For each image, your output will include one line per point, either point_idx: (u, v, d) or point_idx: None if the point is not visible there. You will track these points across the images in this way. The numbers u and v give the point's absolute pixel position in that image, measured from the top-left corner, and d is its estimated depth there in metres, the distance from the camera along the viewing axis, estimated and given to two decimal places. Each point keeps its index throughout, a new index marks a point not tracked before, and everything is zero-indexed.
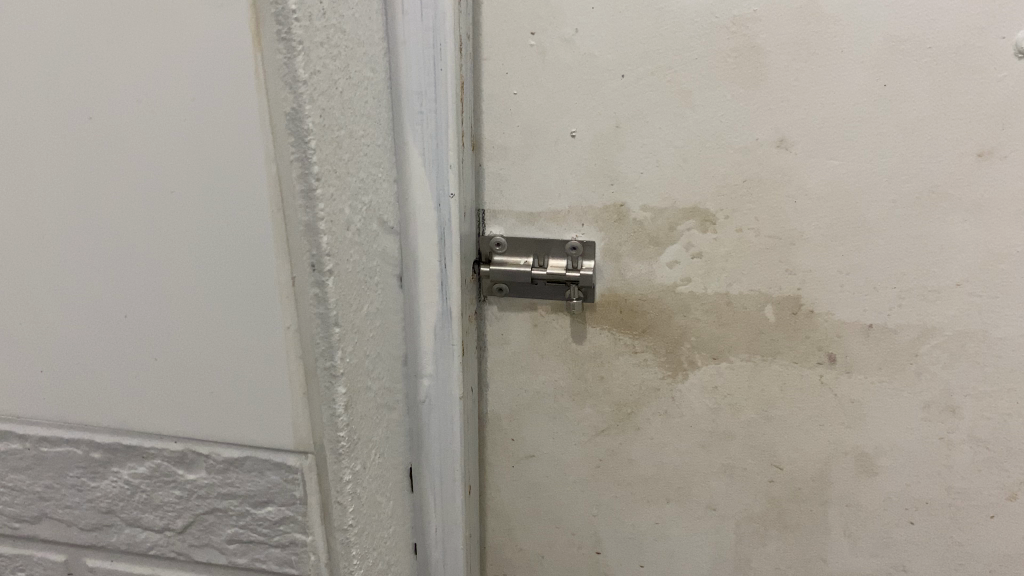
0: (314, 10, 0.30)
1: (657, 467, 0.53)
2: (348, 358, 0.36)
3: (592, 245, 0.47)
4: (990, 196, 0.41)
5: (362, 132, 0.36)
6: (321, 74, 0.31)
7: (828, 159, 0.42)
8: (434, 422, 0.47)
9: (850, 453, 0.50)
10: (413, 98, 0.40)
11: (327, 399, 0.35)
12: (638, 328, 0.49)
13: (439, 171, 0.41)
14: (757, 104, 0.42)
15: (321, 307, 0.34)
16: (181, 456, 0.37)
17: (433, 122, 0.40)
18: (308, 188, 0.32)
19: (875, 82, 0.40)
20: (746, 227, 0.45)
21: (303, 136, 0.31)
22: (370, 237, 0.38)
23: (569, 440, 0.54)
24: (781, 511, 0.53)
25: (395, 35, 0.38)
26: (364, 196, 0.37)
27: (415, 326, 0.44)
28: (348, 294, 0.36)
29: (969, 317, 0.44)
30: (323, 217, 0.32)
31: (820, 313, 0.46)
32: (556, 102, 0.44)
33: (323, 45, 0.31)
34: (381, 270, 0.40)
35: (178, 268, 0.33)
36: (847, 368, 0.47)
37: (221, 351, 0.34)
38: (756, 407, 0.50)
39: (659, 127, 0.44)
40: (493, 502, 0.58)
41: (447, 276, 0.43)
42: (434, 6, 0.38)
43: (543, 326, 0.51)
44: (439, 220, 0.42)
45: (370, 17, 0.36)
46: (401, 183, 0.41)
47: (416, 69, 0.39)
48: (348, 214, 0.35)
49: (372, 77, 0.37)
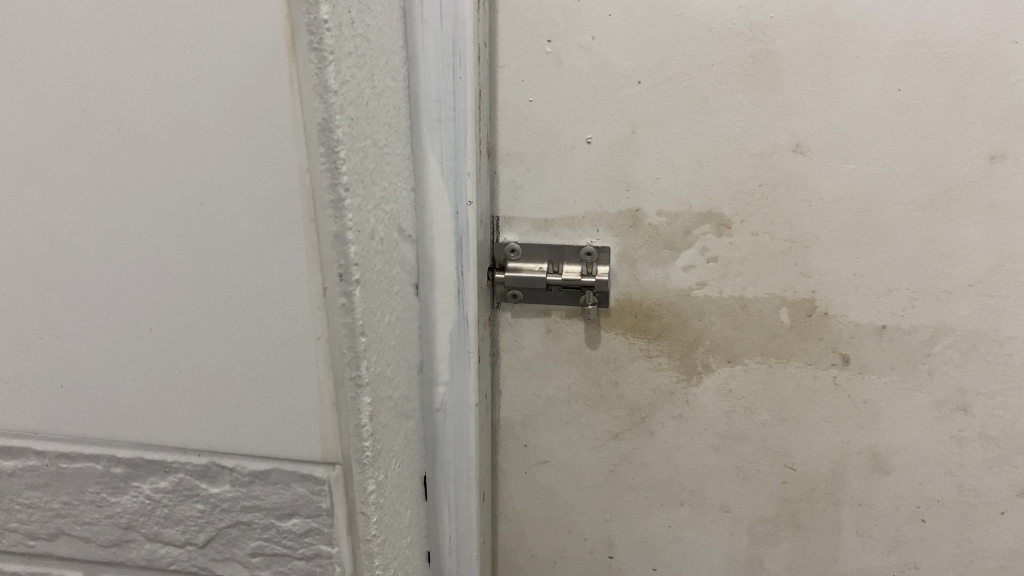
0: (344, 19, 0.30)
1: (670, 470, 0.53)
2: (373, 366, 0.36)
3: (607, 250, 0.48)
4: (1003, 198, 0.42)
5: (385, 141, 0.36)
6: (349, 84, 0.31)
7: (843, 162, 0.43)
8: (450, 431, 0.46)
9: (863, 453, 0.50)
10: (432, 105, 0.39)
11: (354, 408, 0.35)
12: (652, 333, 0.50)
13: (457, 178, 0.41)
14: (773, 109, 0.42)
15: (348, 318, 0.34)
16: (205, 470, 0.36)
17: (451, 130, 0.40)
18: (338, 199, 0.32)
19: (891, 86, 0.41)
20: (760, 231, 0.45)
21: (332, 145, 0.31)
22: (390, 247, 0.38)
23: (582, 444, 0.54)
24: (794, 511, 0.53)
25: (414, 43, 0.38)
26: (387, 205, 0.37)
27: (430, 335, 0.44)
28: (373, 303, 0.35)
29: (981, 317, 0.45)
30: (351, 227, 0.32)
31: (834, 315, 0.46)
32: (572, 109, 0.45)
33: (351, 55, 0.31)
34: (399, 279, 0.40)
35: (206, 279, 0.33)
36: (861, 370, 0.48)
37: (249, 362, 0.34)
38: (770, 409, 0.50)
39: (675, 133, 0.44)
40: (504, 507, 0.58)
41: (463, 285, 0.43)
42: (454, 13, 0.38)
43: (557, 332, 0.51)
44: (457, 227, 0.42)
45: (392, 25, 0.36)
46: (418, 190, 0.41)
47: (435, 76, 0.39)
48: (372, 223, 0.35)
49: (393, 86, 0.37)
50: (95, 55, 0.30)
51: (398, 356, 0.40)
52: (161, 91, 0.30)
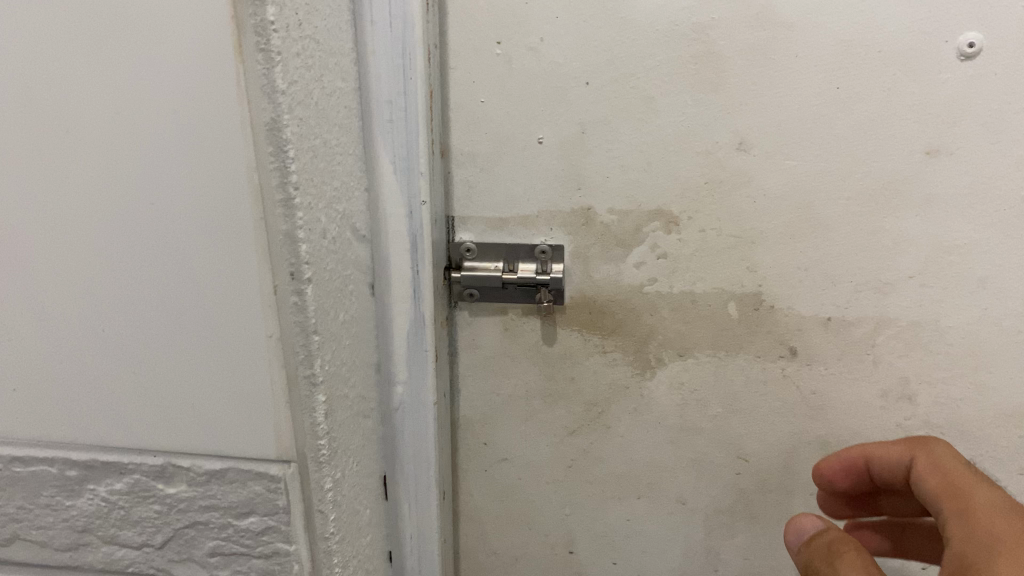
0: (291, 21, 0.30)
1: (627, 465, 0.54)
2: (327, 366, 0.36)
3: (561, 248, 0.49)
4: (938, 192, 0.43)
5: (336, 142, 0.37)
6: (297, 83, 0.31)
7: (785, 159, 0.44)
8: (409, 429, 0.47)
9: (813, 443, 0.51)
10: (383, 106, 0.40)
11: (307, 408, 0.35)
12: (606, 329, 0.51)
13: (410, 179, 0.41)
14: (717, 108, 0.44)
15: (299, 317, 0.34)
16: (161, 470, 0.37)
17: (404, 131, 0.40)
18: (288, 198, 0.32)
19: (829, 85, 0.42)
20: (708, 227, 0.47)
21: (281, 146, 0.31)
22: (343, 247, 0.38)
23: (541, 440, 0.55)
24: (747, 502, 0.54)
25: (364, 45, 0.39)
26: (338, 204, 0.37)
27: (386, 333, 0.45)
28: (326, 302, 0.36)
29: (921, 308, 0.46)
30: (302, 226, 0.32)
31: (781, 308, 0.48)
32: (523, 110, 0.45)
33: (298, 55, 0.31)
34: (354, 279, 0.40)
35: (160, 280, 0.33)
36: (808, 361, 0.49)
37: (205, 361, 0.34)
38: (722, 402, 0.51)
39: (623, 132, 0.45)
40: (465, 506, 0.58)
41: (420, 284, 0.43)
42: (403, 14, 0.38)
43: (514, 330, 0.52)
44: (411, 228, 0.42)
45: (341, 27, 0.36)
46: (371, 191, 0.42)
47: (386, 78, 0.39)
48: (323, 223, 0.35)
49: (344, 87, 0.37)
50: (43, 58, 0.30)
51: (354, 356, 0.41)
52: (110, 92, 0.30)
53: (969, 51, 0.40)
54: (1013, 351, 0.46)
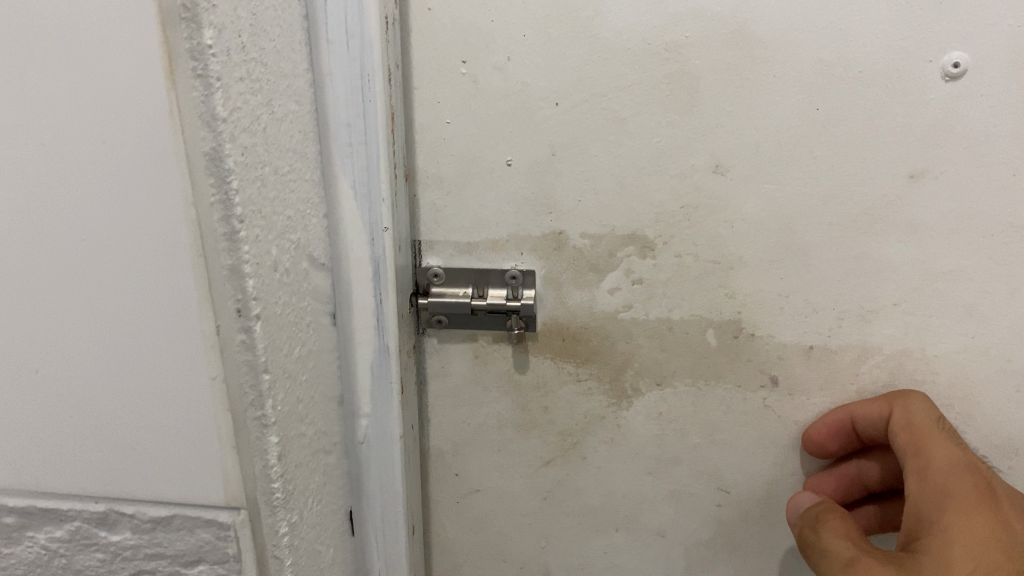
0: (232, 43, 0.28)
1: (604, 497, 0.52)
2: (280, 406, 0.34)
3: (532, 273, 0.47)
4: (922, 216, 0.42)
5: (288, 168, 0.34)
6: (241, 110, 0.29)
7: (764, 183, 0.42)
8: (374, 465, 0.45)
9: (796, 473, 0.50)
10: (342, 129, 0.37)
11: (258, 449, 0.33)
12: (580, 357, 0.49)
13: (371, 205, 0.39)
14: (692, 129, 0.42)
15: (248, 355, 0.31)
16: (103, 517, 0.34)
17: (363, 154, 0.38)
18: (232, 232, 0.29)
19: (808, 106, 0.40)
20: (685, 253, 0.45)
21: (225, 176, 0.28)
22: (297, 277, 0.36)
23: (515, 471, 0.53)
24: (729, 534, 0.52)
25: (319, 64, 0.36)
26: (291, 234, 0.35)
27: (350, 367, 0.42)
28: (278, 337, 0.33)
29: (907, 336, 0.44)
30: (249, 260, 0.30)
31: (761, 336, 0.46)
32: (491, 131, 0.44)
33: (242, 80, 0.29)
34: (310, 312, 0.38)
35: (95, 319, 0.30)
36: (789, 390, 0.47)
37: (147, 402, 0.32)
38: (701, 432, 0.49)
39: (595, 154, 0.43)
40: (437, 538, 0.56)
41: (383, 313, 0.41)
42: (359, 34, 0.36)
43: (485, 357, 0.50)
44: (374, 256, 0.40)
45: (292, 47, 0.34)
46: (331, 218, 0.39)
47: (343, 99, 0.37)
48: (274, 254, 0.33)
49: (297, 108, 0.35)
50: None
51: (313, 391, 0.39)
52: (34, 119, 0.28)
53: (954, 72, 0.38)
54: (1001, 381, 0.44)
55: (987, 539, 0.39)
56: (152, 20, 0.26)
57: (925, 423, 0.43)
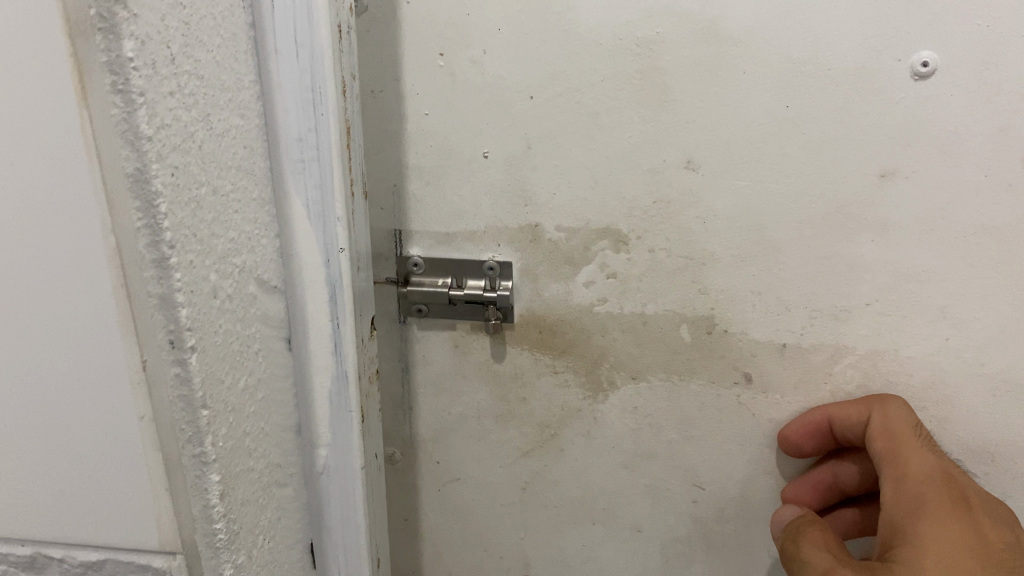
0: (159, 55, 0.27)
1: (581, 490, 0.53)
2: (221, 444, 0.33)
3: (509, 265, 0.47)
4: (894, 217, 0.41)
5: (230, 188, 0.33)
6: (172, 127, 0.28)
7: (735, 179, 0.42)
8: (335, 496, 0.42)
9: (770, 473, 0.50)
10: (293, 144, 0.36)
11: (200, 490, 0.32)
12: (557, 348, 0.49)
13: (326, 224, 0.37)
14: (663, 125, 0.42)
15: (182, 390, 0.30)
16: (29, 561, 0.34)
17: (316, 171, 0.36)
18: (161, 257, 0.28)
19: (778, 103, 0.40)
20: (658, 248, 0.45)
21: (151, 199, 0.27)
22: (244, 304, 0.34)
23: (494, 461, 0.53)
24: (705, 532, 0.52)
25: (269, 76, 0.35)
26: (236, 257, 0.34)
27: (308, 394, 0.40)
28: (218, 368, 0.32)
29: (880, 336, 0.44)
30: (182, 287, 0.29)
31: (734, 332, 0.46)
32: (468, 124, 0.44)
33: (173, 94, 0.28)
34: (260, 338, 0.37)
35: (23, 346, 0.30)
36: (763, 388, 0.47)
37: (75, 434, 0.31)
38: (676, 427, 0.50)
39: (569, 148, 0.44)
40: (420, 525, 0.57)
41: (341, 338, 0.39)
42: (309, 43, 0.35)
43: (465, 347, 0.50)
44: (330, 279, 0.38)
45: (237, 58, 0.33)
46: (283, 237, 0.38)
47: (294, 112, 0.36)
48: (214, 280, 0.31)
49: (241, 123, 0.34)
50: None
51: (263, 420, 0.37)
52: None
53: (923, 71, 0.38)
54: (974, 384, 0.44)
55: (962, 546, 0.39)
56: (60, 33, 0.25)
57: (902, 429, 0.43)
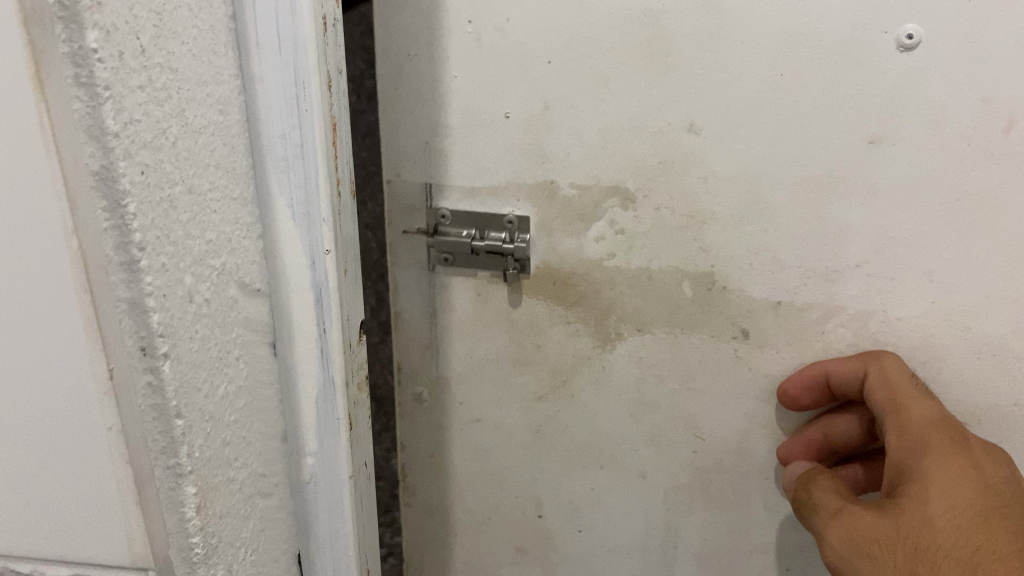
0: (127, 46, 0.27)
1: (590, 435, 0.57)
2: (197, 451, 0.33)
3: (526, 219, 0.51)
4: (882, 181, 0.44)
5: (210, 188, 0.34)
6: (143, 123, 0.28)
7: (734, 143, 0.46)
8: (322, 505, 0.43)
9: (766, 427, 0.53)
10: (276, 142, 0.37)
11: (176, 501, 0.33)
12: (570, 299, 0.53)
13: (310, 225, 0.38)
14: (668, 89, 0.45)
15: (155, 397, 0.31)
16: None
17: (300, 170, 0.37)
18: (131, 260, 0.29)
19: (773, 70, 0.43)
20: (662, 207, 0.48)
21: (117, 197, 0.28)
22: (222, 308, 0.35)
23: (511, 404, 0.58)
24: (706, 481, 0.56)
25: (250, 73, 0.36)
26: (215, 258, 0.34)
27: (293, 395, 0.41)
28: (194, 374, 0.33)
29: (870, 297, 0.47)
30: (152, 290, 0.30)
31: (732, 289, 0.49)
32: (492, 86, 0.49)
33: (143, 88, 0.28)
34: (241, 335, 0.37)
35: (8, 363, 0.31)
36: (759, 343, 0.50)
37: (55, 450, 0.32)
38: (678, 379, 0.53)
39: (582, 110, 0.48)
40: (443, 462, 0.62)
41: (327, 343, 0.40)
42: (292, 39, 0.35)
43: (485, 296, 0.55)
44: (315, 280, 0.39)
45: (216, 51, 0.34)
46: (266, 234, 0.38)
47: (276, 111, 0.36)
48: (189, 283, 0.32)
49: (222, 120, 0.34)
50: None
51: (246, 431, 0.38)
52: None
53: (909, 42, 0.41)
54: (960, 347, 0.46)
55: (966, 481, 0.41)
56: (17, 27, 0.25)
57: (900, 380, 0.45)
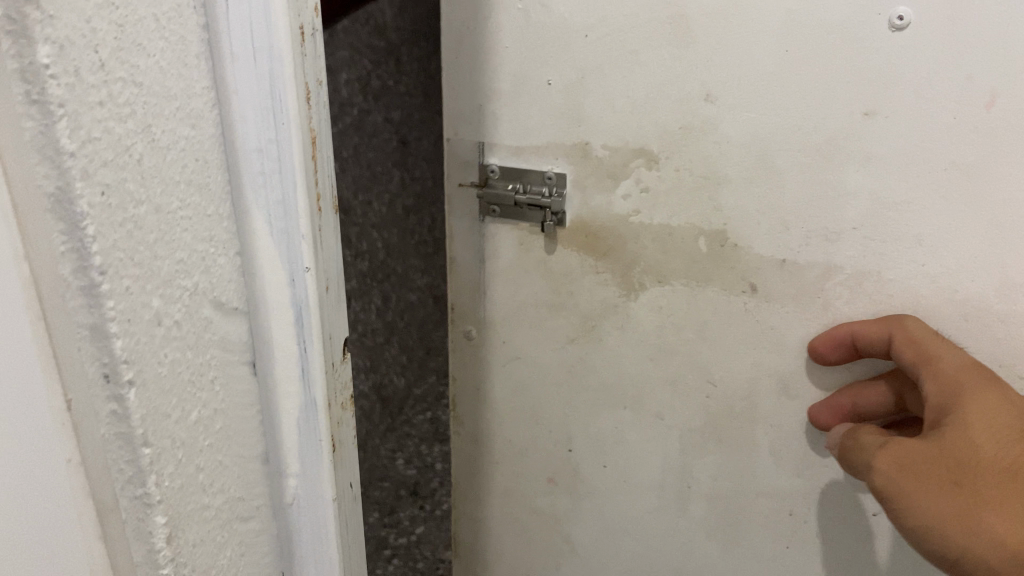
0: (85, 61, 0.23)
1: (615, 375, 0.63)
2: (170, 485, 0.28)
3: (563, 176, 0.58)
4: (877, 150, 0.49)
5: (188, 218, 0.28)
6: (102, 141, 0.24)
7: (746, 111, 0.51)
8: (313, 570, 0.36)
9: (773, 377, 0.58)
10: (251, 159, 0.30)
11: (153, 557, 0.28)
12: (599, 251, 0.59)
13: (294, 254, 0.32)
14: (688, 60, 0.51)
15: (120, 425, 0.26)
16: None
17: (281, 195, 0.31)
18: (91, 290, 0.24)
19: (782, 46, 0.49)
20: (681, 167, 0.54)
21: (76, 221, 0.23)
22: (194, 360, 0.29)
23: (546, 345, 0.64)
24: (717, 427, 0.61)
25: (221, 78, 0.29)
26: (186, 292, 0.29)
27: (282, 458, 0.35)
28: (163, 417, 0.28)
29: (867, 257, 0.52)
30: (117, 320, 0.25)
31: (742, 246, 0.55)
32: (536, 55, 0.55)
33: (108, 102, 0.24)
34: (220, 380, 0.31)
35: None
36: (766, 297, 0.55)
37: None
38: (693, 327, 0.59)
39: (615, 79, 0.53)
40: (484, 393, 0.69)
41: (314, 388, 0.34)
42: (271, 41, 0.29)
43: (527, 244, 0.61)
44: (300, 315, 0.33)
45: (186, 60, 0.28)
46: (245, 269, 0.32)
47: (250, 122, 0.30)
48: (156, 317, 0.27)
49: (193, 137, 0.28)
50: None
51: (230, 485, 0.32)
52: None
53: (899, 23, 0.46)
54: (949, 308, 0.51)
55: (1000, 414, 0.45)
56: None
57: (924, 335, 0.49)
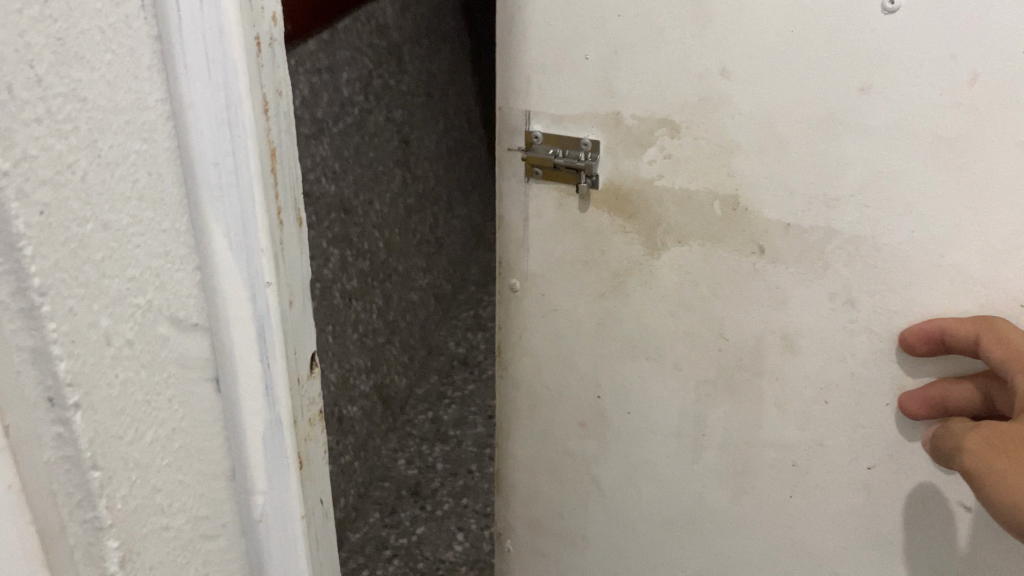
0: (24, 79, 0.37)
1: (648, 297, 0.92)
2: (118, 508, 0.48)
3: (596, 142, 0.86)
4: (861, 115, 0.74)
5: (153, 196, 0.47)
6: (39, 160, 0.39)
7: (751, 87, 0.77)
8: (253, 435, 0.57)
9: (777, 333, 0.87)
10: (206, 153, 0.49)
11: (89, 528, 0.46)
12: (627, 213, 0.88)
13: (237, 219, 0.51)
14: (707, 39, 0.77)
15: (65, 449, 0.44)
16: None
17: (234, 191, 0.51)
18: (31, 293, 0.40)
19: (789, 28, 0.73)
20: (698, 136, 0.81)
21: (14, 244, 0.39)
22: (151, 346, 0.49)
23: (580, 295, 0.96)
24: (730, 376, 0.92)
25: (179, 95, 0.47)
26: (144, 250, 0.47)
27: (224, 356, 0.55)
28: (95, 371, 0.44)
29: (858, 226, 0.78)
30: (44, 308, 0.40)
31: (752, 211, 0.82)
32: (579, 35, 0.83)
33: (46, 124, 0.39)
34: (170, 314, 0.50)
35: None
36: (772, 258, 0.83)
37: None
38: (706, 278, 0.87)
39: (641, 55, 0.81)
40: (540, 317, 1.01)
41: (257, 310, 0.54)
42: (217, 67, 0.48)
43: (565, 202, 0.92)
44: (244, 261, 0.53)
45: (140, 78, 0.45)
46: (199, 242, 0.51)
47: (203, 127, 0.48)
48: (117, 273, 0.45)
49: (156, 139, 0.47)
50: None
51: (178, 468, 0.53)
52: None
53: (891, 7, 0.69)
54: (919, 261, 0.77)
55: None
56: None
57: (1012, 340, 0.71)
